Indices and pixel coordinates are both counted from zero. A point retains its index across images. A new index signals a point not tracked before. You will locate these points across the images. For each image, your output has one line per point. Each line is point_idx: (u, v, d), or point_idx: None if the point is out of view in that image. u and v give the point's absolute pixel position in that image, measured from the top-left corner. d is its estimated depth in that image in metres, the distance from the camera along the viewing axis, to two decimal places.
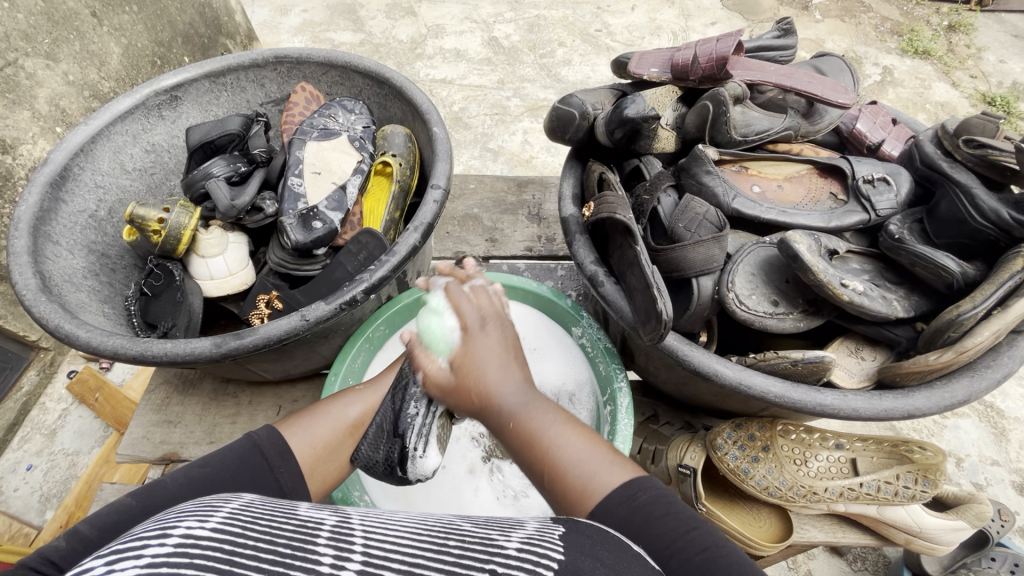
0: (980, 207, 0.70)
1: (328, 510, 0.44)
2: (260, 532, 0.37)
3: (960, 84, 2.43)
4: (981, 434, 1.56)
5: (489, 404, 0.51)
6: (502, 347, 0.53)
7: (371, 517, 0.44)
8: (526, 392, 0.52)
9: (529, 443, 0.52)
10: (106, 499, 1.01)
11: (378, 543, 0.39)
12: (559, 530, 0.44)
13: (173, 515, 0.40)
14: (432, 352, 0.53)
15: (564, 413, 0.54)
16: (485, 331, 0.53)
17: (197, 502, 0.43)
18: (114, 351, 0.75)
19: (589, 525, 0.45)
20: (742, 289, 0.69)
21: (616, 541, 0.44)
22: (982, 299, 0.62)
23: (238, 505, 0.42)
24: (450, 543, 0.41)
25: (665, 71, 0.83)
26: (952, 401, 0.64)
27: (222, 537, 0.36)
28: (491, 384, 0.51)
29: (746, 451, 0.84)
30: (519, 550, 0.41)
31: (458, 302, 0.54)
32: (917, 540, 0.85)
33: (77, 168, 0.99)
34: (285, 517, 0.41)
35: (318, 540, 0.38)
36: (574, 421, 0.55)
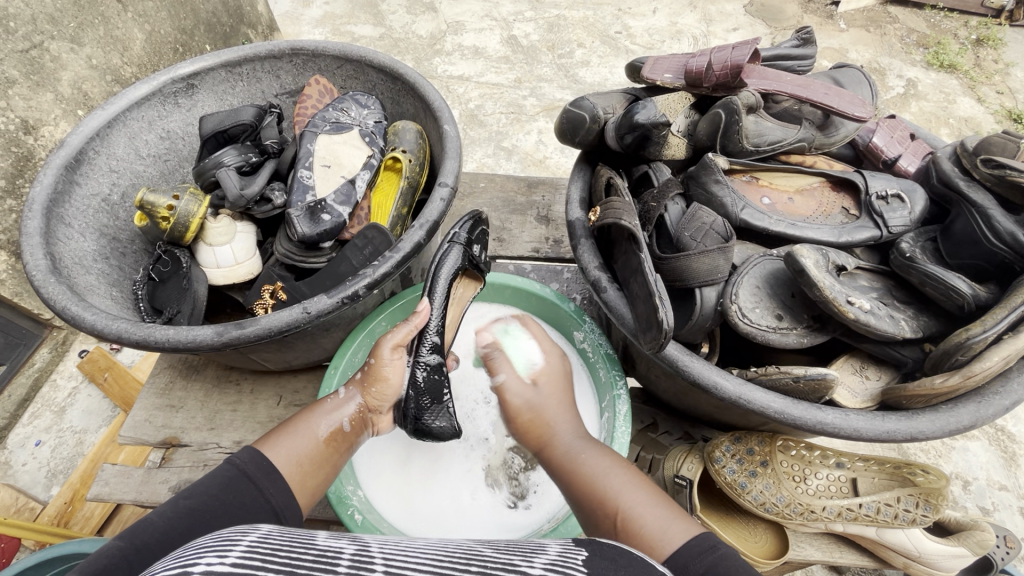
0: (996, 229, 0.68)
1: (347, 537, 0.43)
2: (280, 564, 0.37)
3: (986, 99, 2.38)
4: (991, 459, 1.53)
5: (550, 446, 0.69)
6: (562, 399, 0.73)
7: (391, 545, 0.43)
8: (582, 444, 0.68)
9: (591, 493, 0.62)
10: (106, 479, 1.03)
11: (401, 569, 0.39)
12: (582, 553, 0.44)
13: (191, 550, 0.39)
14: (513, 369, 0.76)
15: (632, 472, 0.63)
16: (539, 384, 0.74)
17: (214, 535, 0.41)
18: (118, 335, 0.76)
19: (613, 548, 0.46)
20: (745, 301, 0.67)
21: (643, 564, 0.45)
22: (993, 322, 0.61)
23: (255, 537, 0.41)
24: (473, 567, 0.41)
25: (679, 77, 0.82)
26: (957, 426, 0.63)
27: (244, 571, 0.35)
28: (550, 424, 0.70)
29: (744, 465, 0.82)
30: (544, 571, 0.41)
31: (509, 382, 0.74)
32: (916, 565, 0.84)
33: (92, 152, 1.00)
34: (304, 546, 0.40)
35: (338, 569, 0.37)
36: (636, 476, 0.63)
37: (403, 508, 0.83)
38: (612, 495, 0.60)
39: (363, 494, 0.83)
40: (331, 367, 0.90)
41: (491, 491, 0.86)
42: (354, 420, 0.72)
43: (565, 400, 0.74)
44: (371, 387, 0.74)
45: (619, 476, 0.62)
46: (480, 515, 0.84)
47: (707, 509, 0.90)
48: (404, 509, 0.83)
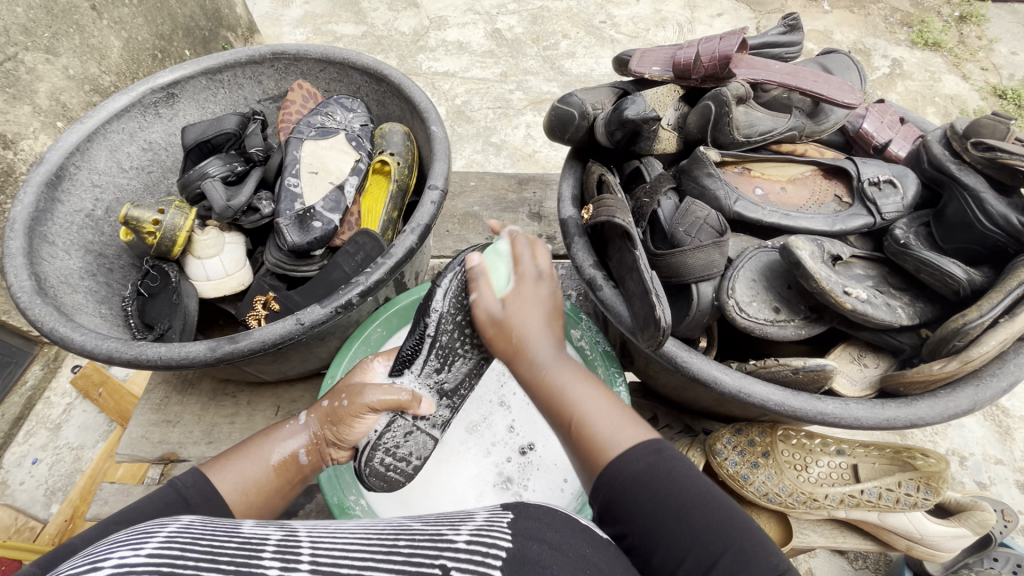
0: (989, 211, 0.68)
1: (273, 525, 0.42)
2: (200, 552, 0.36)
3: (970, 76, 2.39)
4: (986, 434, 1.54)
5: (521, 354, 0.59)
6: (545, 308, 0.61)
7: (317, 528, 0.43)
8: (556, 356, 0.58)
9: (551, 398, 0.56)
10: (105, 498, 1.01)
11: (327, 550, 0.39)
12: (507, 518, 0.46)
13: (104, 546, 0.38)
14: (492, 286, 0.62)
15: (596, 380, 0.58)
16: (520, 299, 0.61)
17: (129, 529, 0.40)
18: (108, 355, 0.75)
19: (538, 508, 0.48)
20: (742, 296, 0.67)
21: (564, 519, 0.48)
22: (989, 306, 0.61)
23: (176, 527, 0.40)
24: (400, 543, 0.41)
25: (667, 69, 0.81)
26: (956, 410, 0.63)
27: (160, 561, 0.35)
28: (529, 334, 0.59)
29: (746, 456, 0.83)
30: (468, 542, 0.42)
31: (520, 254, 0.63)
32: (918, 547, 0.85)
33: (73, 167, 0.98)
34: (228, 535, 0.40)
35: (263, 554, 0.37)
36: (598, 383, 0.57)
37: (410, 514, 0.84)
38: (571, 403, 0.55)
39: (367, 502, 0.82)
40: (329, 375, 0.89)
41: (496, 493, 0.86)
42: (311, 451, 0.69)
43: (552, 305, 0.62)
44: (334, 426, 0.69)
45: (582, 384, 0.56)
46: None
47: None
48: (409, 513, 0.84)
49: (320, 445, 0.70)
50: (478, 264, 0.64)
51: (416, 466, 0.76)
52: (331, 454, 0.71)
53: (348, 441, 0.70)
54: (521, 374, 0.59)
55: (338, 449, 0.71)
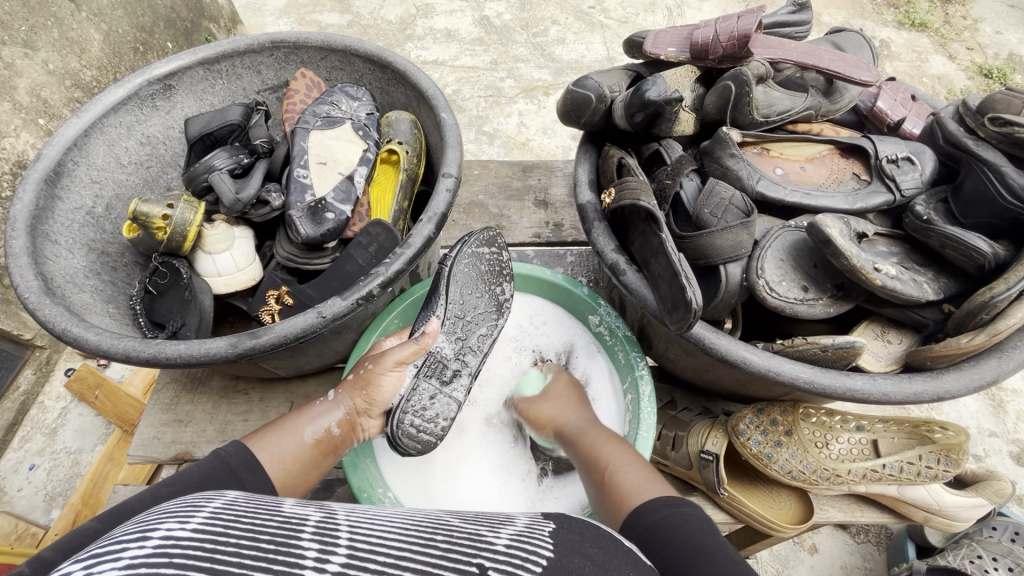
0: (1011, 185, 0.68)
1: (313, 505, 0.43)
2: (242, 529, 0.37)
3: (957, 56, 2.41)
4: (980, 407, 1.58)
5: (557, 424, 0.77)
6: (567, 389, 0.82)
7: (357, 513, 0.43)
8: (585, 424, 0.75)
9: (587, 456, 0.70)
10: (118, 501, 0.99)
11: (364, 538, 0.38)
12: (549, 527, 0.47)
13: (156, 514, 0.39)
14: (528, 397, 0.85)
15: (631, 454, 0.67)
16: (559, 406, 0.79)
17: (180, 501, 0.42)
18: (125, 354, 0.73)
19: (580, 522, 0.49)
20: (772, 275, 0.67)
21: (608, 537, 0.48)
22: (1016, 279, 0.62)
23: (220, 504, 0.41)
24: (437, 539, 0.41)
25: (684, 50, 0.81)
26: (981, 382, 0.65)
27: (205, 536, 0.35)
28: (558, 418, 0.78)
29: (769, 435, 0.83)
30: (509, 545, 0.42)
31: (549, 384, 0.84)
32: (935, 518, 0.86)
33: (71, 163, 0.95)
34: (269, 514, 0.40)
35: (301, 535, 0.37)
36: (640, 459, 0.67)
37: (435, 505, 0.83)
38: (605, 457, 0.67)
39: (394, 495, 0.82)
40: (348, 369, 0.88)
41: (520, 483, 0.85)
42: (344, 424, 0.72)
43: (573, 390, 0.82)
44: (359, 392, 0.73)
45: (616, 447, 0.69)
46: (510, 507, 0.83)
47: (731, 480, 0.91)
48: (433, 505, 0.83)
49: (351, 416, 0.73)
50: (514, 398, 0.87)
51: (444, 427, 0.75)
52: (363, 424, 0.74)
53: (376, 406, 0.74)
54: (566, 448, 0.74)
55: (368, 416, 0.74)
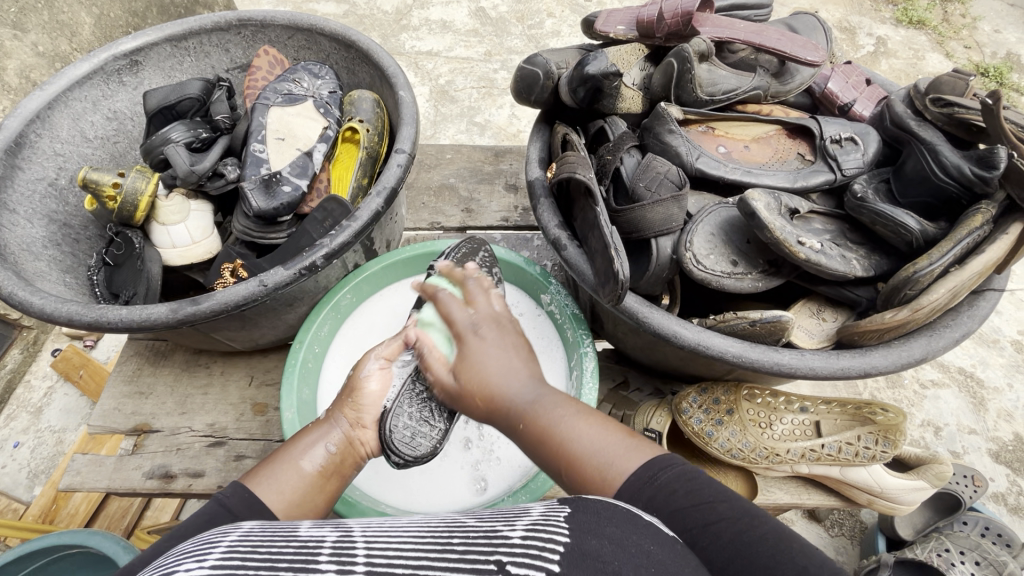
0: (944, 163, 0.69)
1: (329, 526, 0.43)
2: (260, 560, 0.37)
3: (954, 54, 2.40)
4: (960, 404, 1.58)
5: (496, 406, 0.56)
6: (503, 343, 0.58)
7: (373, 527, 0.43)
8: (537, 390, 0.55)
9: (542, 442, 0.52)
10: (77, 470, 1.01)
11: (382, 551, 0.39)
12: (564, 511, 0.42)
13: (173, 556, 0.40)
14: (441, 356, 0.64)
15: (580, 405, 0.54)
16: (480, 335, 0.59)
17: (195, 539, 0.42)
18: (69, 318, 0.74)
19: (598, 501, 0.43)
20: (700, 248, 0.67)
21: (627, 514, 0.42)
22: (939, 255, 0.62)
23: (238, 535, 0.42)
24: (455, 540, 0.40)
25: (632, 28, 0.81)
26: (909, 359, 0.65)
27: (222, 573, 0.36)
28: (494, 384, 0.56)
29: (711, 414, 0.84)
30: (523, 537, 0.39)
31: (451, 311, 0.62)
32: (879, 500, 0.86)
33: (34, 135, 0.96)
34: (285, 540, 0.40)
35: (319, 557, 0.38)
36: (588, 409, 0.54)
37: (375, 474, 0.84)
38: (564, 440, 0.51)
39: None
40: (297, 341, 0.89)
41: (462, 453, 0.86)
42: (343, 443, 0.66)
43: (508, 342, 0.58)
44: (348, 402, 0.70)
45: (572, 418, 0.52)
46: (449, 477, 0.84)
47: (678, 461, 0.91)
48: (375, 471, 0.84)
49: (349, 432, 0.68)
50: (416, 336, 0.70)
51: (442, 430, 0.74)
52: (364, 440, 0.69)
53: (369, 413, 0.70)
54: (505, 424, 0.55)
55: (363, 427, 0.69)
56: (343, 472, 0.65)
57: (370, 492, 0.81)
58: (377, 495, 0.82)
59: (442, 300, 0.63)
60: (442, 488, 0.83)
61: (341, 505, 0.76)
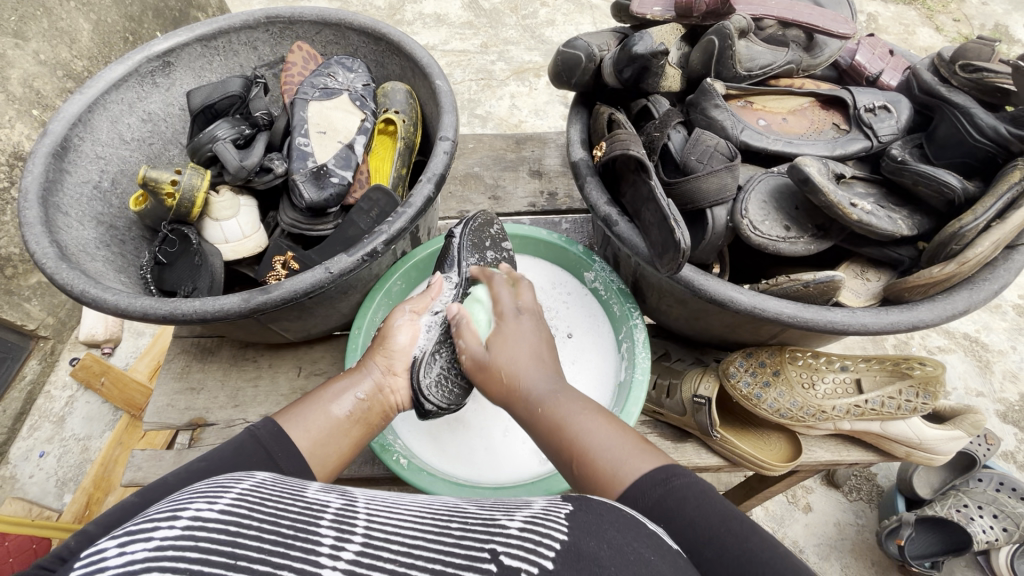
0: (979, 125, 0.73)
1: (335, 493, 0.46)
2: (265, 514, 0.40)
3: (942, 28, 2.44)
4: (967, 368, 1.64)
5: (516, 395, 0.68)
6: (536, 336, 0.73)
7: (376, 501, 0.46)
8: (552, 390, 0.66)
9: (559, 436, 0.62)
10: (138, 465, 1.03)
11: (381, 526, 0.42)
12: (566, 509, 0.46)
13: (186, 495, 0.42)
14: (475, 331, 0.75)
15: (600, 412, 0.62)
16: (518, 320, 0.75)
17: (209, 483, 0.44)
18: (143, 312, 0.76)
19: (601, 504, 0.48)
20: (755, 215, 0.71)
21: (629, 518, 0.47)
22: (982, 211, 0.66)
23: (248, 486, 0.44)
24: (451, 526, 0.44)
25: (669, 9, 0.84)
26: (953, 311, 0.69)
27: (230, 518, 0.38)
28: (518, 375, 0.68)
29: (758, 377, 0.88)
30: (521, 529, 0.43)
31: (500, 296, 0.78)
32: (917, 452, 0.91)
33: (77, 138, 0.98)
34: (292, 499, 0.43)
35: (320, 521, 0.40)
36: (606, 415, 0.62)
37: (441, 450, 0.86)
38: (577, 438, 0.60)
39: (402, 441, 0.85)
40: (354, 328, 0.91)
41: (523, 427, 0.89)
42: (372, 391, 0.72)
43: (539, 335, 0.74)
44: (380, 349, 0.75)
45: (583, 415, 0.62)
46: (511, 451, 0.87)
47: (725, 425, 0.95)
48: (438, 447, 0.87)
49: (380, 380, 0.73)
50: (457, 312, 0.77)
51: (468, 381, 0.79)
52: (395, 388, 0.74)
53: (400, 360, 0.75)
54: (522, 416, 0.67)
55: (394, 374, 0.74)
56: (371, 421, 0.71)
57: (437, 467, 0.84)
58: (444, 469, 0.84)
59: (495, 285, 0.79)
60: (505, 462, 0.85)
61: (416, 478, 0.79)
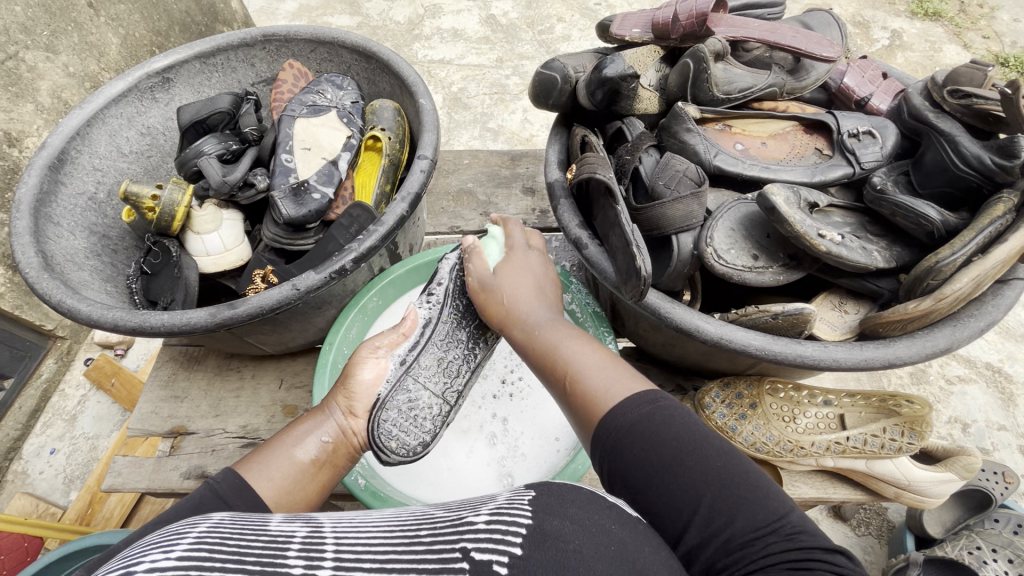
0: (963, 153, 0.70)
1: (299, 520, 0.43)
2: (228, 552, 0.37)
3: (971, 45, 2.37)
4: (988, 400, 1.55)
5: (514, 318, 0.70)
6: (535, 282, 0.73)
7: (343, 521, 0.43)
8: (549, 316, 0.69)
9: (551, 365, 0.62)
10: (119, 471, 1.04)
11: (350, 546, 0.39)
12: (529, 495, 0.43)
13: (139, 549, 0.39)
14: (485, 259, 0.76)
15: (586, 336, 0.64)
16: (509, 265, 0.74)
17: (162, 532, 0.41)
18: (113, 323, 0.78)
19: (561, 485, 0.45)
20: (721, 243, 0.69)
21: (590, 495, 0.44)
22: (961, 245, 0.62)
23: (206, 527, 0.41)
24: (422, 533, 0.41)
25: (647, 31, 0.84)
26: (933, 349, 0.65)
27: (190, 564, 0.35)
28: (517, 304, 0.71)
29: (734, 408, 0.85)
30: (488, 521, 0.40)
31: (478, 259, 0.75)
32: (906, 493, 0.86)
33: (74, 151, 1.01)
34: (255, 533, 0.40)
35: (287, 552, 0.38)
36: (589, 338, 0.63)
37: (404, 470, 0.86)
38: (565, 363, 0.60)
39: (366, 461, 0.84)
40: (327, 342, 0.92)
41: (487, 450, 0.88)
42: (336, 433, 0.67)
43: (540, 277, 0.75)
44: (341, 390, 0.70)
45: (573, 343, 0.62)
46: (475, 474, 0.86)
47: None
48: (401, 466, 0.86)
49: (342, 422, 0.68)
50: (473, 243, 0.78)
51: (431, 428, 0.74)
52: (357, 429, 0.69)
53: (361, 402, 0.70)
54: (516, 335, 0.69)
55: (357, 416, 0.69)
56: (338, 462, 0.66)
57: (398, 487, 0.83)
58: (406, 489, 0.84)
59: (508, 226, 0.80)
60: (467, 486, 0.85)
61: (374, 500, 0.79)
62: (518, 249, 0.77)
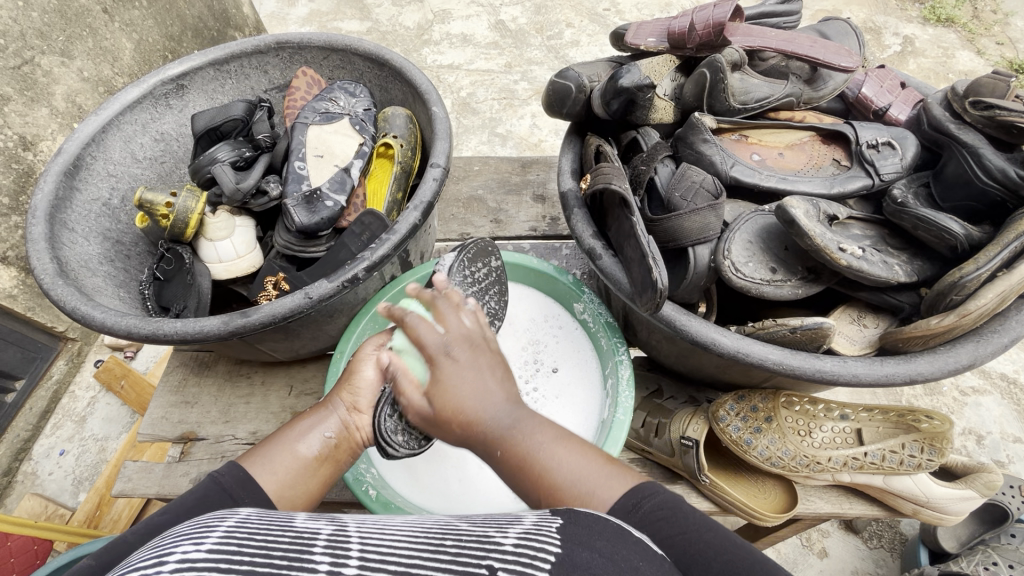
0: (987, 166, 0.68)
1: (324, 519, 0.42)
2: (255, 548, 0.36)
3: (985, 52, 2.34)
4: (1004, 412, 1.52)
5: (474, 432, 0.52)
6: (485, 369, 0.53)
7: (368, 524, 0.42)
8: (512, 412, 0.52)
9: (520, 469, 0.52)
10: (129, 476, 1.05)
11: (376, 547, 0.38)
12: (557, 522, 0.43)
13: (169, 540, 0.38)
14: (415, 380, 0.55)
15: (559, 429, 0.54)
16: (453, 358, 0.52)
17: (190, 523, 0.41)
18: (127, 330, 0.78)
19: (588, 515, 0.44)
20: (738, 256, 0.68)
21: (618, 530, 0.43)
22: (986, 260, 0.61)
23: (234, 521, 0.41)
24: (447, 543, 0.40)
25: (662, 40, 0.83)
26: (955, 365, 0.64)
27: (219, 557, 0.35)
28: (469, 410, 0.51)
29: (749, 422, 0.84)
30: (516, 544, 0.40)
31: (419, 332, 0.52)
32: (925, 510, 0.84)
33: (89, 157, 1.02)
34: (282, 529, 0.40)
35: (314, 548, 0.37)
36: (568, 434, 0.54)
37: (415, 480, 0.85)
38: (543, 470, 0.51)
39: (377, 469, 0.84)
40: (339, 350, 0.92)
41: None
42: (340, 429, 0.66)
43: (485, 368, 0.53)
44: (345, 385, 0.69)
45: (554, 446, 0.52)
46: (487, 486, 0.85)
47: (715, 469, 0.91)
48: (412, 477, 0.86)
49: (345, 418, 0.67)
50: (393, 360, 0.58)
51: (436, 423, 0.71)
52: (361, 425, 0.67)
53: (365, 396, 0.68)
54: (478, 452, 0.53)
55: (360, 412, 0.68)
56: (340, 457, 0.66)
57: (409, 498, 0.83)
58: (417, 500, 0.83)
59: (409, 323, 0.53)
60: (478, 496, 0.84)
61: (384, 511, 0.77)
62: (439, 346, 0.52)
